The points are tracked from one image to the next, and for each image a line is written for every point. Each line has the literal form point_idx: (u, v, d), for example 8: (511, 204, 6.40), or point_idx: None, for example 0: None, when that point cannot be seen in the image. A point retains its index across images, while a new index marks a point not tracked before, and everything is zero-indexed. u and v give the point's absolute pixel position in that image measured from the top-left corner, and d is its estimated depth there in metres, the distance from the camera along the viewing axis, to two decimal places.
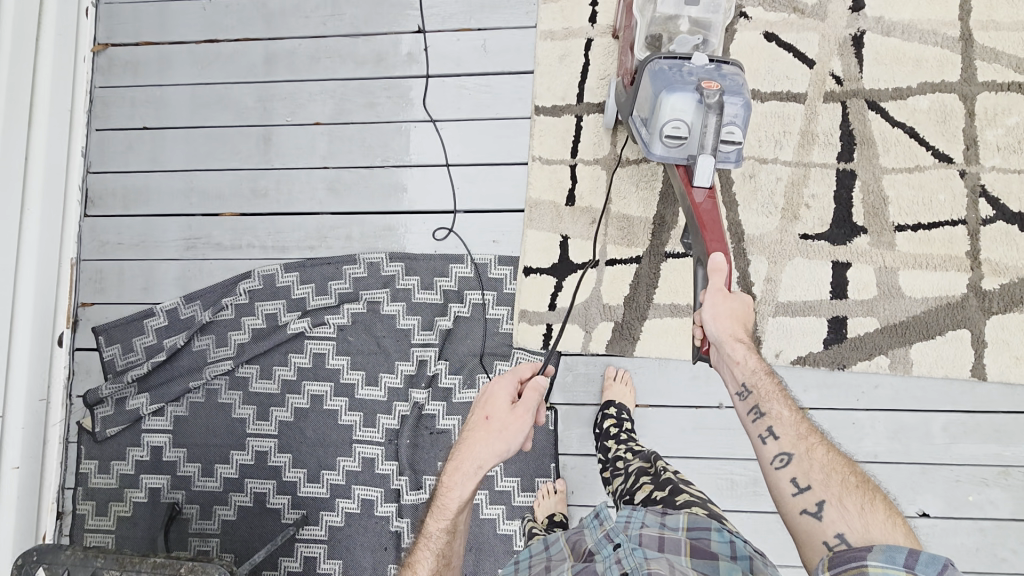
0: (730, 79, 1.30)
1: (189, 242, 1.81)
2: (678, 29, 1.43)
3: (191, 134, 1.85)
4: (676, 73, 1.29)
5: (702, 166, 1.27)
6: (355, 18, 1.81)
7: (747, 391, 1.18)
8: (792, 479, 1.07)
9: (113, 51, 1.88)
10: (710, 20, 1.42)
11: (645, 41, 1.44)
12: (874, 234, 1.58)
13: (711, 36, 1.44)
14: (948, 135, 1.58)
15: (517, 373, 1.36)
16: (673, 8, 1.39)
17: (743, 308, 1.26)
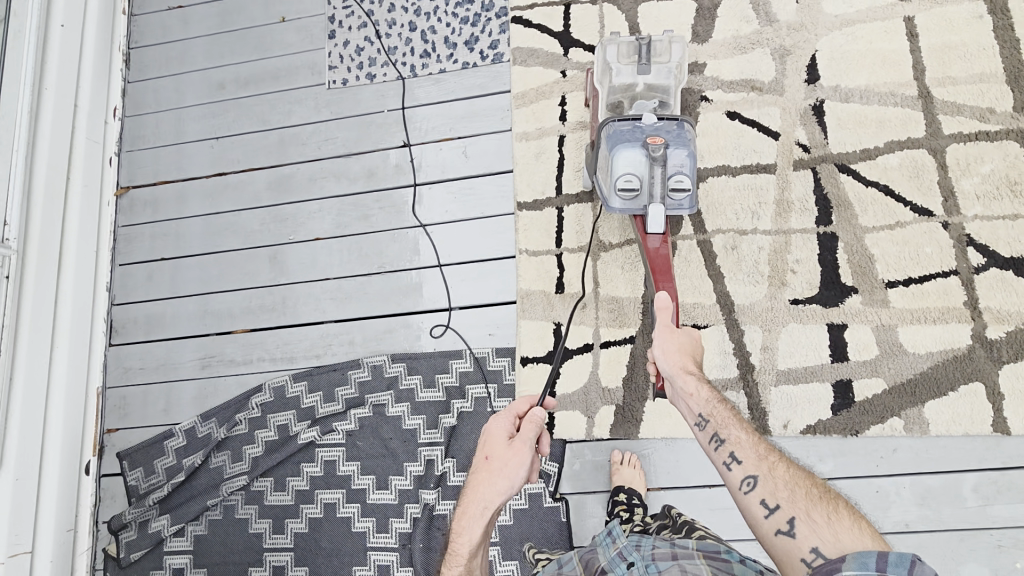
0: (677, 132, 1.35)
1: (205, 360, 1.91)
2: (636, 95, 1.51)
3: (203, 260, 2.00)
4: (626, 131, 1.35)
5: (654, 213, 1.30)
6: (347, 140, 1.97)
7: (705, 420, 1.11)
8: (759, 500, 0.97)
9: (134, 193, 2.11)
10: (667, 85, 1.49)
11: (606, 111, 1.53)
12: (865, 292, 1.57)
13: (669, 98, 1.51)
14: (924, 189, 1.60)
15: (514, 408, 1.25)
16: (629, 79, 1.48)
17: (695, 339, 1.26)
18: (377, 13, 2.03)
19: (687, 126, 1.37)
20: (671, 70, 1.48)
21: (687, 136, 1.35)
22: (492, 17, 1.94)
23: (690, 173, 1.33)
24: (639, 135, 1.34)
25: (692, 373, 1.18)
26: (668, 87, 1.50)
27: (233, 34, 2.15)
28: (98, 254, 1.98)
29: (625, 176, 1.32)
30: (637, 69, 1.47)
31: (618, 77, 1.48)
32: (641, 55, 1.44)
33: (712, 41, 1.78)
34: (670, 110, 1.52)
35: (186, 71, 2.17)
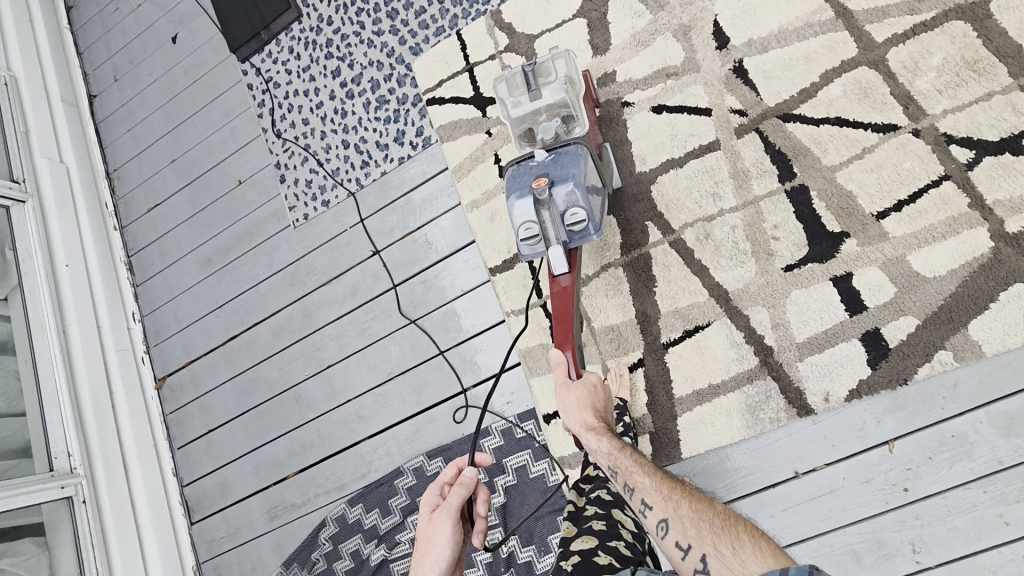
0: (565, 160, 1.35)
1: (271, 511, 2.02)
2: (542, 119, 1.46)
3: (243, 418, 2.14)
4: (518, 174, 1.37)
5: (555, 256, 1.33)
6: (324, 266, 2.07)
7: (615, 471, 1.19)
8: (673, 542, 1.01)
9: (170, 380, 2.31)
10: (566, 100, 1.42)
11: (519, 142, 1.49)
12: (859, 233, 1.46)
13: (574, 110, 1.44)
14: (879, 105, 1.49)
15: (443, 477, 1.15)
16: (527, 107, 1.44)
17: (592, 382, 1.37)
18: (313, 145, 2.17)
19: (578, 147, 1.38)
20: (563, 84, 1.41)
21: (575, 162, 1.34)
22: (409, 107, 2.03)
23: (584, 202, 1.33)
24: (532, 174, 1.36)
25: (593, 428, 1.30)
26: (569, 101, 1.43)
27: (204, 210, 2.35)
28: (156, 446, 2.17)
29: (522, 222, 1.34)
30: (529, 96, 1.43)
31: (515, 109, 1.45)
32: (528, 82, 1.41)
33: (613, 48, 1.77)
34: (578, 122, 1.44)
35: (178, 258, 2.39)
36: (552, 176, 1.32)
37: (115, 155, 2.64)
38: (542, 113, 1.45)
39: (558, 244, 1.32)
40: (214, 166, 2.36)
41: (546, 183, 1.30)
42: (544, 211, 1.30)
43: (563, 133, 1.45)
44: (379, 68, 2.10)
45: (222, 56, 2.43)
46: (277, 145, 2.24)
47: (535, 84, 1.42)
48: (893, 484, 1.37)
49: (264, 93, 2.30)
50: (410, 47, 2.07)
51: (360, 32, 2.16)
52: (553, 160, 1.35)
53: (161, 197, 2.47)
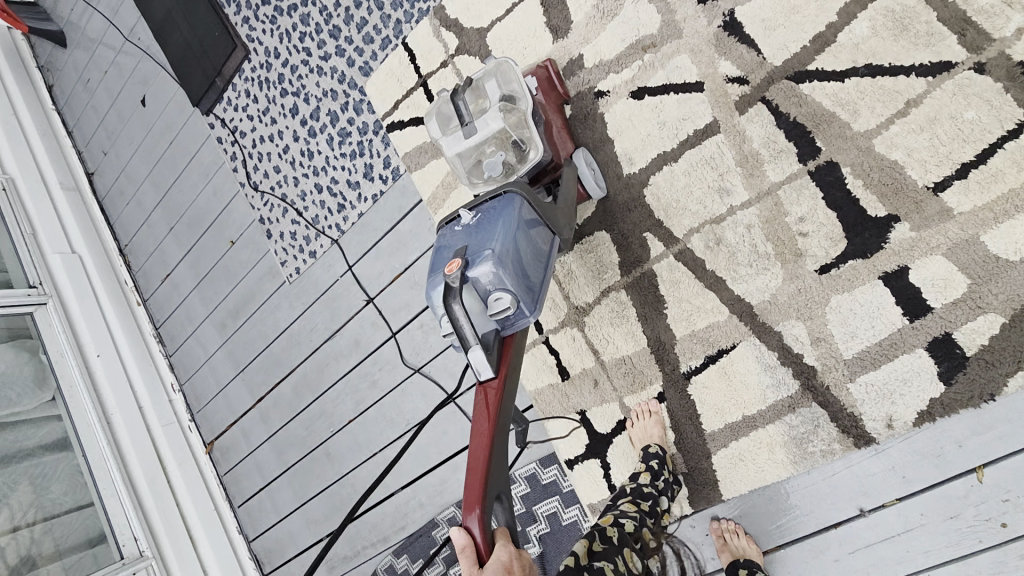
0: (483, 235, 1.12)
1: (328, 562, 2.06)
2: (488, 150, 1.27)
3: (289, 474, 2.18)
4: (435, 256, 1.16)
5: (475, 359, 1.06)
6: (326, 320, 2.00)
7: None
8: None
9: (218, 443, 2.43)
10: (509, 127, 1.23)
11: (470, 179, 1.30)
12: (912, 214, 1.14)
13: (520, 133, 1.25)
14: (923, 39, 1.13)
15: None
16: (465, 144, 1.25)
17: (505, 565, 0.93)
18: (290, 194, 2.05)
19: (502, 214, 1.14)
20: (499, 109, 1.21)
21: (493, 235, 1.10)
22: (372, 137, 1.84)
23: (508, 285, 1.08)
24: (447, 256, 1.14)
25: None
26: (512, 126, 1.24)
27: (209, 275, 2.34)
28: (218, 508, 2.28)
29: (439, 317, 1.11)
30: (465, 130, 1.24)
31: (453, 148, 1.26)
32: (461, 114, 1.24)
33: (575, 27, 1.47)
34: (530, 144, 1.26)
35: (199, 325, 2.42)
36: (465, 257, 1.09)
37: (124, 229, 2.67)
38: (486, 144, 1.26)
39: (478, 344, 1.06)
40: (207, 229, 2.32)
41: (460, 265, 1.07)
42: (454, 305, 1.05)
43: (516, 161, 1.27)
44: (334, 98, 1.92)
45: (190, 111, 2.33)
46: (257, 200, 2.14)
47: (469, 116, 1.24)
48: (986, 519, 1.12)
49: (234, 145, 2.19)
50: (360, 67, 1.85)
51: (308, 60, 1.97)
52: (476, 231, 1.12)
53: (170, 267, 2.49)
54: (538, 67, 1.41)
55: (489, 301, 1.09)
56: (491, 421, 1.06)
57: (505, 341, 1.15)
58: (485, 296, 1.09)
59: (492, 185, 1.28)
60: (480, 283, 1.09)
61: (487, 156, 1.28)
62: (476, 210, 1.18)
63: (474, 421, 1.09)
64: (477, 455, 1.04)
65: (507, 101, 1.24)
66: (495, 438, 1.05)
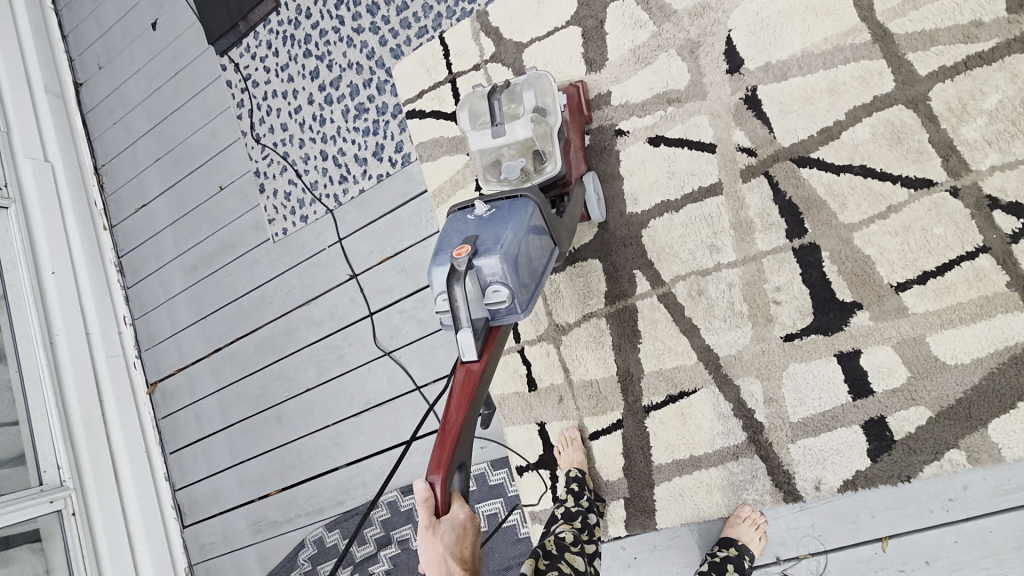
0: (494, 228, 1.15)
1: (256, 525, 2.05)
2: (508, 154, 1.33)
3: (229, 432, 2.14)
4: (442, 239, 1.19)
5: (463, 342, 1.10)
6: (304, 286, 2.00)
7: None
8: None
9: (161, 385, 2.33)
10: (535, 137, 1.28)
11: (485, 176, 1.35)
12: (873, 305, 1.28)
13: (542, 145, 1.31)
14: (913, 154, 1.26)
15: None
16: (490, 143, 1.30)
17: (461, 523, 1.01)
18: (292, 153, 2.03)
19: (516, 212, 1.17)
20: (531, 119, 1.27)
21: (503, 230, 1.14)
22: (389, 118, 1.86)
23: (508, 279, 1.11)
24: (455, 241, 1.17)
25: None
26: (538, 137, 1.29)
27: (189, 215, 2.27)
28: (149, 452, 2.21)
29: (437, 295, 1.15)
30: (495, 131, 1.29)
31: (478, 144, 1.31)
32: (494, 114, 1.29)
33: (609, 64, 1.55)
34: (549, 158, 1.31)
35: (165, 264, 2.33)
36: (474, 245, 1.12)
37: (104, 148, 2.54)
38: (509, 149, 1.32)
39: (469, 327, 1.10)
40: (196, 169, 2.26)
41: (467, 253, 1.10)
42: (456, 287, 1.08)
43: (534, 171, 1.32)
44: (358, 71, 1.93)
45: (202, 47, 2.26)
46: (256, 151, 2.11)
47: (501, 117, 1.29)
48: None
49: (243, 92, 2.15)
50: (392, 49, 1.87)
51: (339, 28, 1.97)
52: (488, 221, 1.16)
53: (147, 198, 2.40)
54: (570, 86, 1.49)
55: (488, 291, 1.12)
56: (467, 395, 1.11)
57: (491, 332, 1.19)
58: (485, 285, 1.12)
59: (505, 187, 1.34)
60: (482, 273, 1.12)
61: (507, 159, 1.33)
62: (490, 204, 1.22)
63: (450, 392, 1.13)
64: (446, 418, 1.09)
65: (539, 113, 1.29)
66: (468, 411, 1.11)
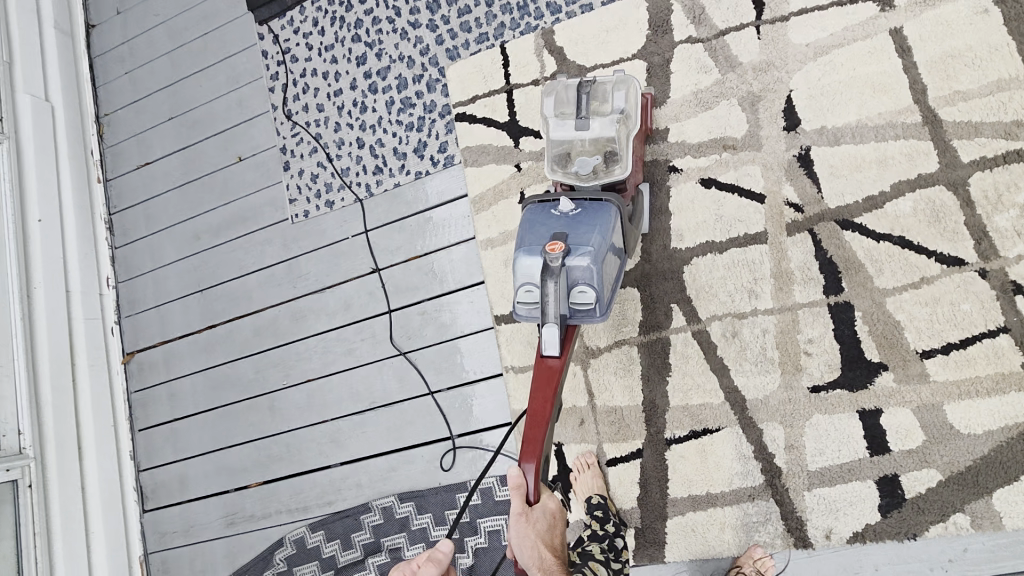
0: (583, 229, 1.19)
1: (229, 518, 1.94)
2: (583, 148, 1.33)
3: (211, 416, 2.02)
4: (529, 230, 1.21)
5: (550, 337, 1.15)
6: (320, 273, 1.93)
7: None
8: None
9: (140, 356, 2.17)
10: (615, 137, 1.30)
11: (552, 165, 1.34)
12: (898, 368, 1.36)
13: (619, 147, 1.31)
14: (949, 233, 1.36)
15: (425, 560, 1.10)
16: (571, 132, 1.31)
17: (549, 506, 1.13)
18: (325, 136, 1.97)
19: (603, 215, 1.22)
20: (617, 120, 1.28)
21: (594, 233, 1.18)
22: (436, 118, 1.84)
23: (597, 282, 1.16)
24: (542, 235, 1.20)
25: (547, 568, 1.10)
26: (617, 138, 1.30)
27: (198, 182, 2.16)
28: (117, 426, 2.06)
29: (524, 286, 1.17)
30: (578, 122, 1.30)
31: (558, 130, 1.31)
32: (580, 106, 1.30)
33: (671, 102, 1.59)
34: (621, 162, 1.31)
35: (163, 228, 2.19)
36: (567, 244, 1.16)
37: (108, 97, 2.38)
38: (585, 144, 1.32)
39: (558, 324, 1.15)
40: (214, 136, 2.15)
41: (563, 251, 1.14)
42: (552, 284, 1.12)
43: (603, 170, 1.32)
44: (408, 65, 1.90)
45: (239, 11, 2.17)
46: (285, 128, 2.03)
47: (586, 110, 1.30)
48: None
49: (279, 65, 2.08)
50: (448, 49, 1.86)
51: (394, 19, 1.94)
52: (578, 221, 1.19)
53: (153, 155, 2.26)
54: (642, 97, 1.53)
55: (575, 290, 1.17)
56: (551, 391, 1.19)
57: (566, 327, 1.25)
58: (574, 284, 1.17)
59: (571, 179, 1.33)
60: (572, 272, 1.16)
61: (579, 154, 1.34)
62: (574, 202, 1.25)
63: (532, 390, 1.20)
64: (532, 412, 1.17)
65: (624, 115, 1.30)
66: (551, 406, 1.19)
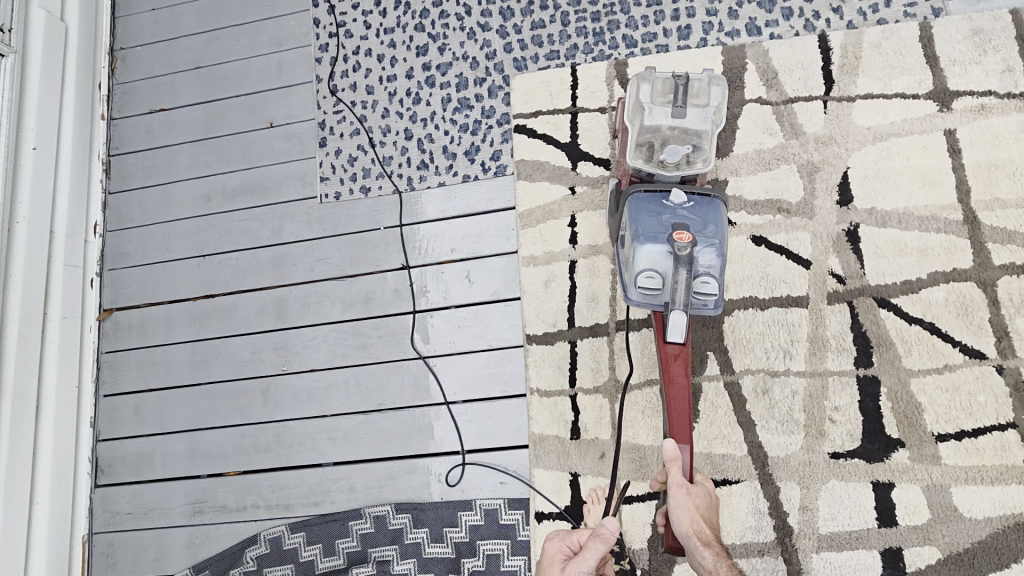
0: (702, 223, 1.27)
1: (196, 506, 1.78)
2: (670, 138, 1.35)
3: (192, 392, 1.86)
4: (649, 221, 1.27)
5: (676, 323, 1.22)
6: (342, 260, 1.83)
7: None
8: None
9: (118, 314, 1.96)
10: (705, 130, 1.33)
11: (635, 151, 1.35)
12: (914, 447, 1.43)
13: (705, 141, 1.34)
14: (974, 327, 1.46)
15: (598, 533, 1.23)
16: (662, 119, 1.33)
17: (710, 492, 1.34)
18: (371, 120, 1.90)
19: (716, 211, 1.30)
20: (710, 114, 1.33)
21: (714, 228, 1.26)
22: (493, 124, 1.81)
23: (718, 273, 1.25)
24: (662, 224, 1.26)
25: (708, 540, 1.24)
26: (706, 132, 1.34)
27: (218, 140, 2.01)
28: (81, 388, 1.87)
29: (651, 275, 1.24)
30: (673, 111, 1.32)
31: (650, 117, 1.33)
32: (678, 95, 1.31)
33: (734, 155, 1.63)
34: (705, 155, 1.34)
35: (169, 181, 2.02)
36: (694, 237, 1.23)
37: (125, 29, 2.18)
38: (672, 134, 1.34)
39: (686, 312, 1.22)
40: (244, 95, 2.02)
41: (692, 243, 1.21)
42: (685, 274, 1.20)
43: (687, 161, 1.34)
44: (471, 66, 1.86)
45: None
46: (328, 102, 1.94)
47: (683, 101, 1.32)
48: None
49: (331, 37, 1.99)
50: (515, 58, 1.84)
51: (463, 17, 1.90)
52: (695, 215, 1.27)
53: (172, 102, 2.08)
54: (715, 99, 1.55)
55: (699, 281, 1.25)
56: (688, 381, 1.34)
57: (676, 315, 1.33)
58: (698, 275, 1.25)
59: (656, 168, 1.34)
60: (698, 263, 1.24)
61: (665, 143, 1.35)
62: (685, 196, 1.31)
63: (668, 382, 1.35)
64: (671, 398, 1.34)
65: (717, 111, 1.33)
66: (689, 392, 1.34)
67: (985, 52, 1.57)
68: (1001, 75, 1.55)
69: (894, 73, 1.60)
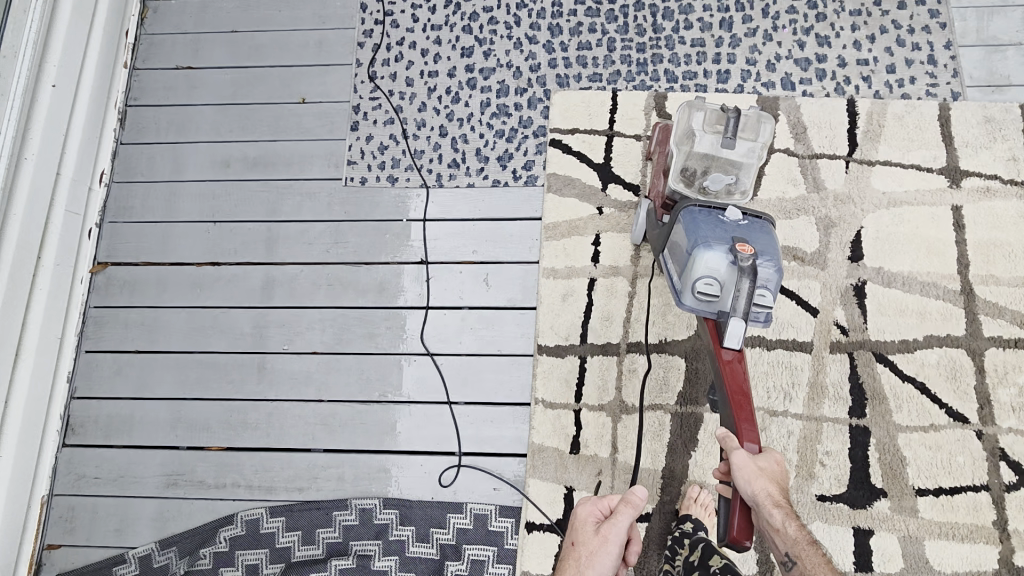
0: (760, 238, 1.30)
1: (171, 478, 1.71)
2: (713, 166, 1.42)
3: (183, 360, 1.79)
4: (709, 231, 1.29)
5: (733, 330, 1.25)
6: (359, 246, 1.81)
7: (793, 559, 1.21)
8: None
9: (111, 270, 1.87)
10: (748, 164, 1.41)
11: (679, 175, 1.43)
12: (895, 497, 1.50)
13: (744, 174, 1.44)
14: (960, 392, 1.55)
15: (630, 496, 1.20)
16: (711, 148, 1.38)
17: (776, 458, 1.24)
18: (407, 111, 1.90)
19: (769, 229, 1.33)
20: (755, 150, 1.40)
21: (771, 243, 1.29)
22: (529, 134, 1.84)
23: (774, 287, 1.28)
24: (722, 236, 1.28)
25: (778, 503, 1.18)
26: (747, 165, 1.42)
27: (245, 107, 1.97)
28: (63, 341, 1.78)
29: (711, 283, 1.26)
30: (722, 141, 1.36)
31: (700, 144, 1.38)
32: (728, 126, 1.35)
33: (758, 199, 1.70)
34: (743, 187, 1.45)
35: (187, 141, 1.96)
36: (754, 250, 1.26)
37: None
38: (715, 162, 1.41)
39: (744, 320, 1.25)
40: (279, 66, 1.99)
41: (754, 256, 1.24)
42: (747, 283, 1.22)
43: (725, 190, 1.45)
44: (514, 75, 1.89)
45: None
46: (365, 87, 1.93)
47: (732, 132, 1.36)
48: None
49: (377, 24, 1.99)
50: (559, 74, 1.88)
51: (512, 26, 1.93)
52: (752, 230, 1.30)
53: (199, 62, 2.03)
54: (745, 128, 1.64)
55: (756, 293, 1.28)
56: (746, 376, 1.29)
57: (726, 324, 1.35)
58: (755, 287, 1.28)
59: (696, 194, 1.43)
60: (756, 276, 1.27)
61: (709, 171, 1.42)
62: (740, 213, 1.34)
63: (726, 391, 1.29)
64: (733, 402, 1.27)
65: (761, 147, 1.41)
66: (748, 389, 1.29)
67: (995, 139, 1.70)
68: (1006, 163, 1.68)
69: (912, 146, 1.71)
